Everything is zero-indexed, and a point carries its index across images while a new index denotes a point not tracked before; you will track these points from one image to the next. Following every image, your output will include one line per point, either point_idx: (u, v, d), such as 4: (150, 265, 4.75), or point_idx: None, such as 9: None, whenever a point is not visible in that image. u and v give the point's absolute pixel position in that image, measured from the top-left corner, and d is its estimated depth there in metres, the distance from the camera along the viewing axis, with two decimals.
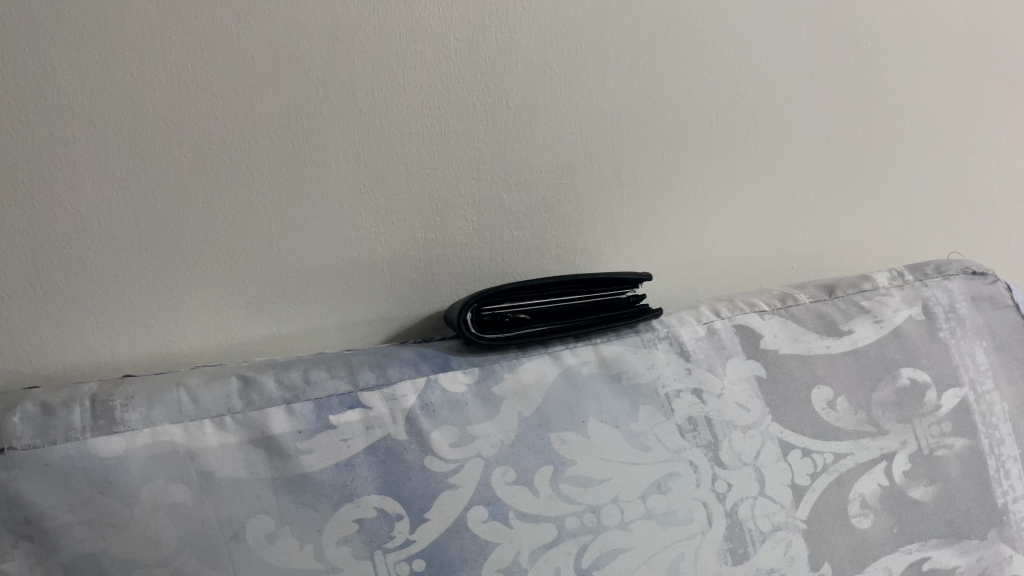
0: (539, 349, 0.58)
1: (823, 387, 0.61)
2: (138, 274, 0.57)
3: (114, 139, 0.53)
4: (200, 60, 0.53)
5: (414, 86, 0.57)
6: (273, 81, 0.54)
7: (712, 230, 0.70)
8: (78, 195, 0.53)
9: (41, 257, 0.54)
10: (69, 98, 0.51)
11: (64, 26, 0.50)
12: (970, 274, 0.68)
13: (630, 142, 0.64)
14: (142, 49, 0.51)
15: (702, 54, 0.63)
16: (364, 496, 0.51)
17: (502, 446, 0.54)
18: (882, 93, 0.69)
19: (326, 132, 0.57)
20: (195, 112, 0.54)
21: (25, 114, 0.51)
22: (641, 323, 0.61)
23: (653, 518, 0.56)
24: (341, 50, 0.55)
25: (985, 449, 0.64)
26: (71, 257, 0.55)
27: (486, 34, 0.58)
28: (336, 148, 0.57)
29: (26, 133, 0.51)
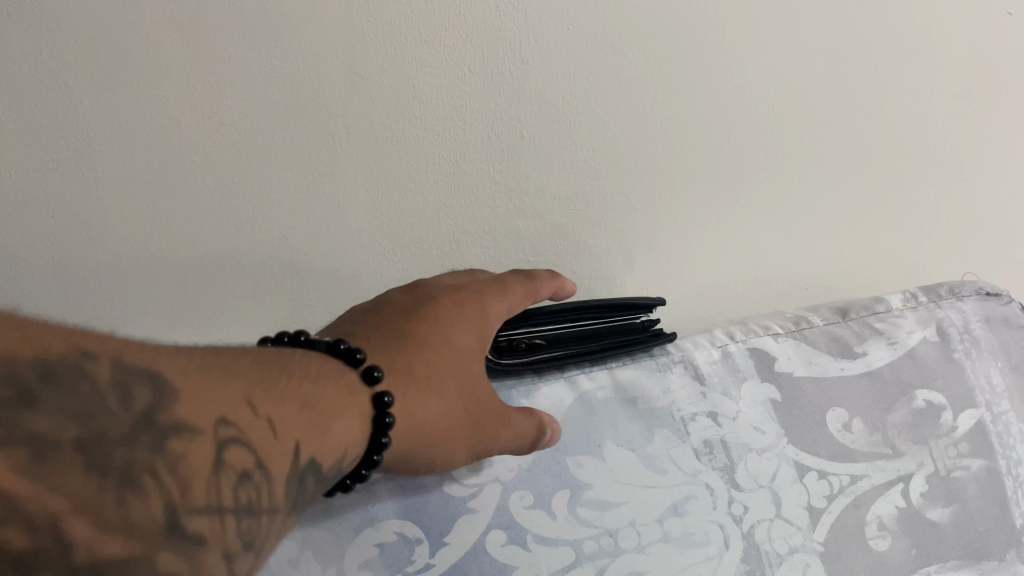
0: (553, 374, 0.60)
1: (837, 409, 0.62)
2: (164, 301, 0.61)
3: (139, 178, 0.56)
4: (221, 98, 0.55)
5: (431, 116, 0.59)
6: (292, 117, 0.56)
7: (726, 254, 0.71)
8: (111, 228, 0.57)
9: (75, 286, 0.59)
10: (101, 137, 0.54)
11: (87, 72, 0.52)
12: (984, 295, 0.67)
13: (638, 172, 0.65)
14: (167, 89, 0.54)
15: (713, 80, 0.63)
16: (385, 520, 0.53)
17: (520, 470, 0.56)
18: (894, 114, 0.68)
19: (343, 165, 0.59)
20: (219, 148, 0.56)
21: (60, 152, 0.54)
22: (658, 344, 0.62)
23: (671, 541, 0.56)
24: (360, 84, 0.57)
25: (1002, 470, 0.63)
26: (101, 286, 0.59)
27: (500, 65, 0.59)
28: (354, 179, 0.59)
29: (61, 171, 0.55)
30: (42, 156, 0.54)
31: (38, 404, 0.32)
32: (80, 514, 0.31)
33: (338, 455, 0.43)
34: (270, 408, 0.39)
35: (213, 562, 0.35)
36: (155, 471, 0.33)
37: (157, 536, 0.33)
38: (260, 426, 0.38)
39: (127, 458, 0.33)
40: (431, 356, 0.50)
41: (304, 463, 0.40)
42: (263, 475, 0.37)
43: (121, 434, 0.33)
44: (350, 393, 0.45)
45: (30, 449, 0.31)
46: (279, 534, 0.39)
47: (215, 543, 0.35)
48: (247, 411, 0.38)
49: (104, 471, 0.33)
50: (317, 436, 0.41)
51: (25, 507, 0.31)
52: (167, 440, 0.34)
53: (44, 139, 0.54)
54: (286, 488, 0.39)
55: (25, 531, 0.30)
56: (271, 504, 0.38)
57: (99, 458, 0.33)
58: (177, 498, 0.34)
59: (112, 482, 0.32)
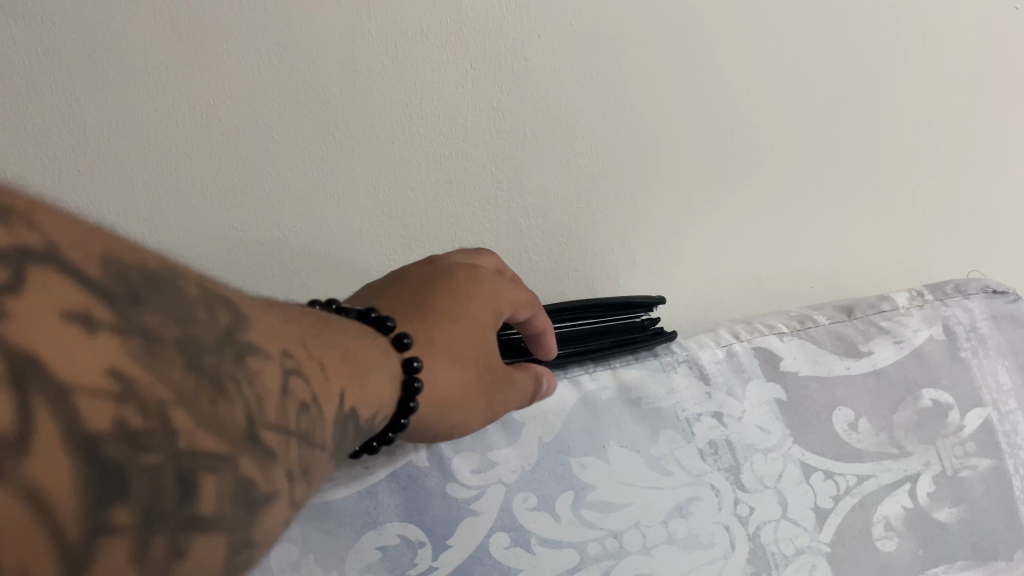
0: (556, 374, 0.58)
1: (844, 408, 0.61)
2: None
3: (136, 176, 0.56)
4: (218, 94, 0.55)
5: (431, 114, 0.58)
6: (292, 112, 0.56)
7: (728, 253, 0.70)
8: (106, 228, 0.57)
9: None
10: (97, 135, 0.55)
11: (83, 70, 0.53)
12: (991, 293, 0.65)
13: (639, 170, 0.65)
14: (163, 86, 0.54)
15: (714, 78, 0.63)
16: (386, 523, 0.53)
17: (523, 472, 0.55)
18: (897, 110, 0.67)
19: (343, 163, 0.58)
20: (216, 145, 0.56)
21: (58, 151, 0.55)
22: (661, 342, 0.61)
23: (676, 543, 0.56)
24: (359, 82, 0.56)
25: (1010, 469, 0.62)
26: None
27: (502, 61, 0.58)
28: (356, 177, 0.59)
29: (58, 170, 0.55)
30: (39, 154, 0.55)
31: (142, 295, 0.25)
32: (183, 406, 0.24)
33: (373, 409, 0.38)
34: (315, 348, 0.34)
35: (283, 483, 0.28)
36: (241, 381, 0.27)
37: (242, 443, 0.26)
38: (314, 364, 0.33)
39: (218, 362, 0.26)
40: (456, 323, 0.47)
41: (347, 411, 0.35)
42: (317, 412, 0.31)
43: (212, 340, 0.27)
44: (385, 353, 0.41)
45: (137, 335, 0.24)
46: (320, 478, 0.33)
47: (284, 464, 0.28)
48: (305, 348, 0.33)
49: (199, 371, 0.26)
50: (357, 388, 0.36)
51: (138, 391, 0.23)
52: (246, 353, 0.28)
53: (44, 138, 0.55)
54: (332, 430, 0.33)
55: (138, 416, 0.23)
56: (321, 440, 0.32)
57: (193, 356, 0.26)
58: (255, 409, 0.27)
59: (203, 382, 0.25)
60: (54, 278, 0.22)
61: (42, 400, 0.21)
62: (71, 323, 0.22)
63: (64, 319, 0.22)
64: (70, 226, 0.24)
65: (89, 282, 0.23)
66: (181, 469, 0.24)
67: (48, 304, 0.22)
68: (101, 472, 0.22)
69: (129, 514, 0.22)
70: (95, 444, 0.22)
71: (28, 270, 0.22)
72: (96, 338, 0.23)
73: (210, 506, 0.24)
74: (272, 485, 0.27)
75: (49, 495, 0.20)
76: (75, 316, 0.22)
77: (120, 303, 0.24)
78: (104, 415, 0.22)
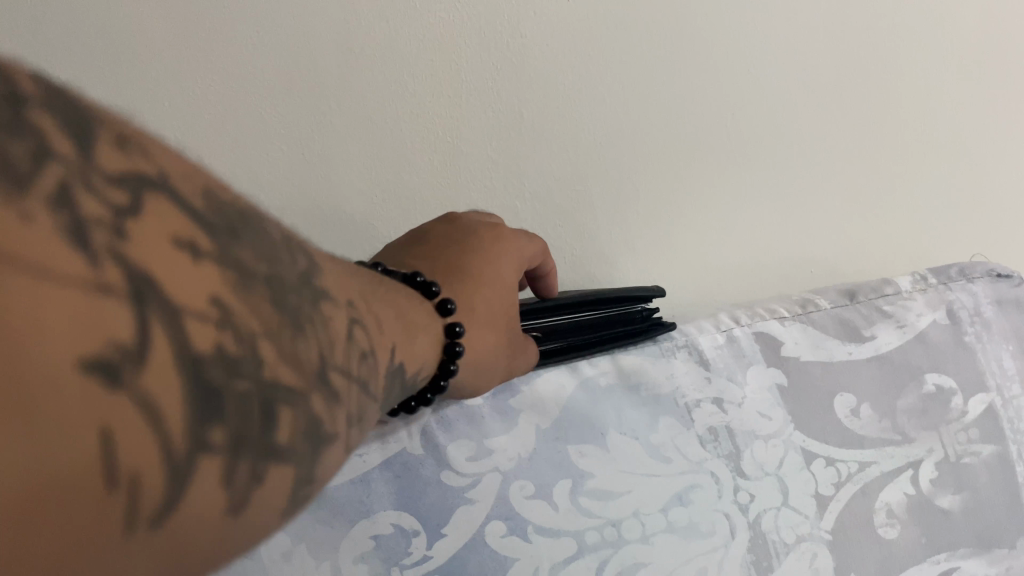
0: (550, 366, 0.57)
1: (846, 394, 0.60)
2: None
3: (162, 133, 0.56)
4: (208, 72, 0.56)
5: (424, 94, 0.58)
6: (283, 91, 0.56)
7: (728, 239, 0.68)
8: None
9: None
10: None
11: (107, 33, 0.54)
12: (996, 277, 0.64)
13: (636, 154, 0.63)
14: (152, 63, 0.55)
15: (714, 58, 0.61)
16: (380, 512, 0.52)
17: (520, 459, 0.54)
18: (902, 90, 0.65)
19: (362, 125, 0.58)
20: (207, 123, 0.57)
21: None
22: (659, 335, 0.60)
23: (675, 532, 0.55)
24: (352, 58, 0.56)
25: (1013, 456, 0.61)
26: None
27: (498, 38, 0.58)
28: (378, 142, 0.58)
29: None
30: None
31: (237, 231, 0.25)
32: (270, 338, 0.24)
33: (415, 369, 0.39)
34: (372, 304, 0.34)
35: (342, 425, 0.28)
36: (315, 323, 0.27)
37: (315, 380, 0.26)
38: (372, 317, 0.33)
39: (297, 303, 0.26)
40: (496, 292, 0.48)
41: (395, 365, 0.35)
42: (372, 364, 0.32)
43: (292, 280, 0.27)
44: (431, 319, 0.42)
45: (234, 269, 0.24)
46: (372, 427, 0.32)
47: (346, 406, 0.28)
48: (364, 302, 0.33)
49: (282, 308, 0.26)
50: (406, 344, 0.37)
51: (235, 321, 0.23)
52: (318, 298, 0.28)
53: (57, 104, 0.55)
54: (383, 384, 0.33)
55: (235, 344, 0.23)
56: (373, 392, 0.32)
57: (277, 294, 0.26)
58: (326, 352, 0.27)
59: (287, 320, 0.25)
60: (166, 210, 0.23)
61: (158, 317, 0.21)
62: (181, 251, 0.22)
63: (175, 247, 0.22)
64: (176, 159, 0.25)
65: (195, 216, 0.23)
66: (265, 396, 0.23)
67: (162, 229, 0.22)
68: (203, 390, 0.21)
69: (224, 434, 0.22)
70: (200, 364, 0.22)
71: (145, 199, 0.22)
72: (200, 266, 0.23)
73: (287, 436, 0.24)
74: (336, 427, 0.27)
75: (161, 409, 0.20)
76: (184, 245, 0.23)
77: (220, 237, 0.24)
78: (208, 337, 0.22)
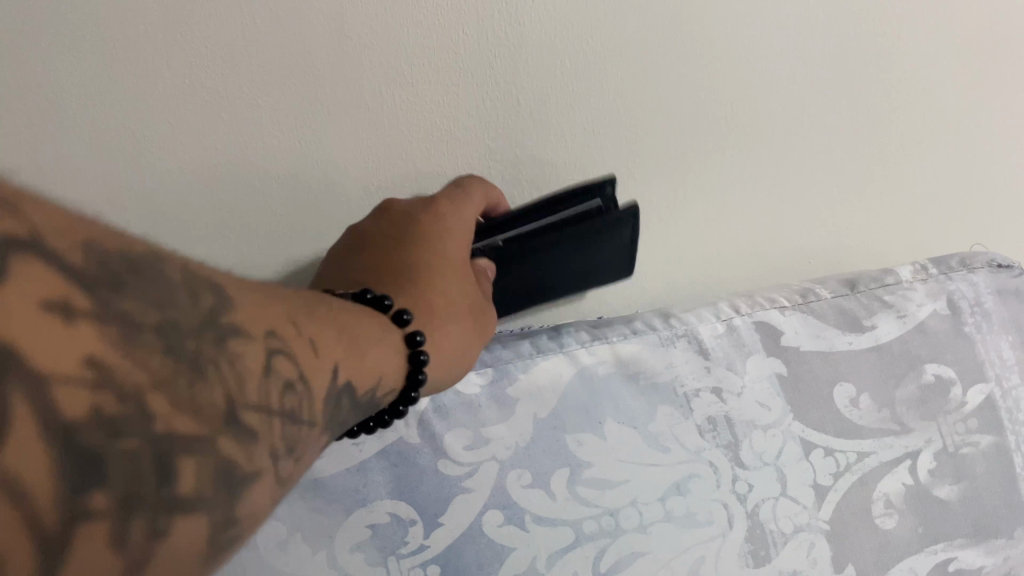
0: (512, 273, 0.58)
1: (845, 384, 0.60)
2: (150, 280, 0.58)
3: (114, 202, 0.54)
4: (203, 60, 0.50)
5: (422, 82, 0.53)
6: (281, 79, 0.51)
7: (727, 224, 0.66)
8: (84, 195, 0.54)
9: None
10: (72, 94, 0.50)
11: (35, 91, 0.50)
12: (996, 267, 0.63)
13: (640, 145, 0.60)
14: (140, 48, 0.49)
15: (718, 51, 0.57)
16: (377, 501, 0.52)
17: (517, 448, 0.54)
18: (910, 84, 0.62)
19: (332, 144, 0.54)
20: (202, 113, 0.52)
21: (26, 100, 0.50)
22: (624, 230, 0.58)
23: (673, 521, 0.55)
24: (348, 46, 0.51)
25: (1012, 446, 0.61)
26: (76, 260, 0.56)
27: (494, 24, 0.52)
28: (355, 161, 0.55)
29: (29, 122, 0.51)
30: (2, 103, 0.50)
31: (123, 281, 0.24)
32: (158, 390, 0.24)
33: (374, 384, 0.37)
34: (308, 324, 0.32)
35: (266, 461, 0.27)
36: (221, 364, 0.26)
37: (221, 425, 0.25)
38: (304, 340, 0.31)
39: (198, 346, 0.25)
40: (454, 280, 0.48)
41: (342, 384, 0.33)
42: (305, 390, 0.30)
43: (192, 324, 0.25)
44: (385, 329, 0.40)
45: (116, 324, 0.23)
46: (314, 455, 0.31)
47: (267, 442, 0.27)
48: (294, 325, 0.31)
49: (178, 355, 0.25)
50: (356, 360, 0.35)
51: (116, 379, 0.23)
52: (226, 337, 0.27)
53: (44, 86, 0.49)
54: (326, 406, 0.32)
55: (114, 403, 0.22)
56: (311, 416, 0.30)
57: (171, 341, 0.25)
58: (235, 394, 0.26)
59: (183, 366, 0.25)
60: (39, 271, 0.22)
61: (18, 392, 0.20)
62: (53, 316, 0.22)
63: (44, 312, 0.21)
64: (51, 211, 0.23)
65: (72, 273, 0.22)
66: (156, 452, 0.23)
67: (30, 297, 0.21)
68: (74, 460, 0.21)
69: (106, 498, 0.22)
70: (69, 434, 0.21)
71: (12, 261, 0.21)
72: (75, 329, 0.22)
73: (188, 489, 0.24)
74: (256, 465, 0.26)
75: (29, 491, 0.20)
76: (56, 308, 0.22)
77: (101, 293, 0.23)
78: (78, 403, 0.22)
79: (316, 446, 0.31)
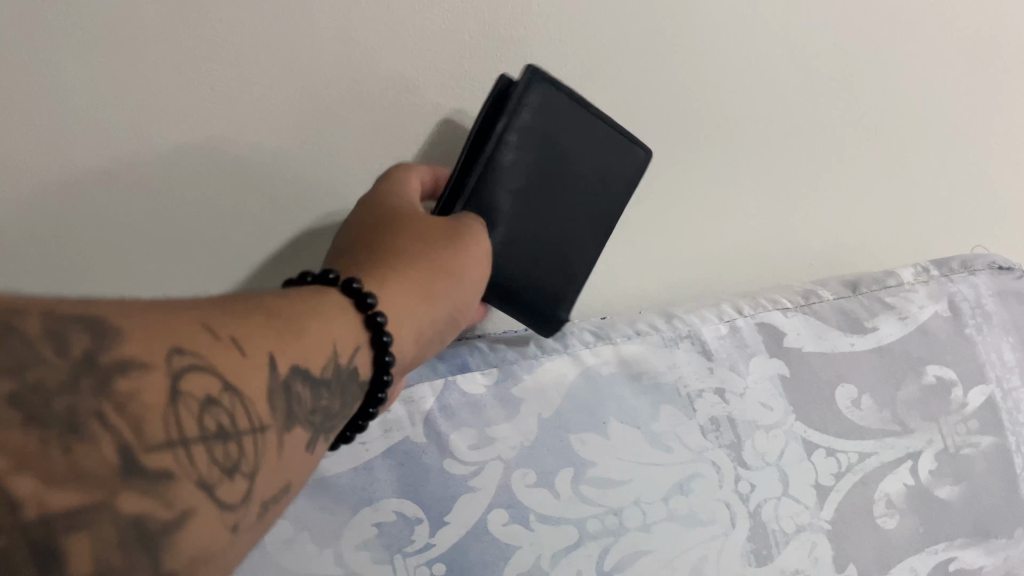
0: (520, 244, 0.51)
1: (847, 385, 0.60)
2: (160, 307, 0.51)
3: (79, 244, 0.47)
4: (215, 62, 0.44)
5: (431, 90, 0.49)
6: (289, 78, 0.46)
7: (732, 225, 0.65)
8: (72, 210, 0.46)
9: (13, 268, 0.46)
10: (70, 96, 0.43)
11: (2, 117, 0.42)
12: (995, 269, 0.64)
13: (649, 149, 0.59)
14: (141, 46, 0.43)
15: (724, 53, 0.57)
16: (382, 499, 0.52)
17: (522, 447, 0.55)
18: (910, 87, 0.62)
19: (337, 150, 0.49)
20: (210, 118, 0.45)
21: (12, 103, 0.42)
22: (562, 101, 0.49)
23: (676, 520, 0.56)
24: (355, 51, 0.46)
25: (1010, 447, 0.62)
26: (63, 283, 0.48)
27: (501, 34, 0.50)
28: (314, 182, 0.50)
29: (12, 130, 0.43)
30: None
31: None
32: (25, 471, 0.24)
33: (328, 360, 0.35)
34: (227, 325, 0.31)
35: (185, 499, 0.27)
36: (106, 414, 0.26)
37: (115, 483, 0.25)
38: (223, 347, 0.30)
39: (69, 403, 0.25)
40: (380, 258, 0.43)
41: (285, 376, 0.32)
42: (234, 398, 0.30)
43: (59, 382, 0.26)
44: (315, 310, 0.36)
45: None
46: (282, 459, 0.32)
47: (188, 478, 0.27)
48: (208, 332, 0.30)
49: (46, 421, 0.25)
50: (294, 345, 0.33)
51: None
52: (110, 376, 0.26)
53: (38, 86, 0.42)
54: (270, 409, 0.31)
55: None
56: (249, 426, 0.30)
57: (36, 408, 0.25)
58: (132, 439, 0.26)
59: (52, 431, 0.25)
60: None
61: None
62: None
63: None
64: None
65: None
66: (32, 539, 0.23)
67: None
68: None
69: None
70: None
71: None
72: None
73: (85, 567, 0.24)
74: (178, 505, 0.27)
75: None
76: None
77: None
78: None
79: (277, 451, 0.32)
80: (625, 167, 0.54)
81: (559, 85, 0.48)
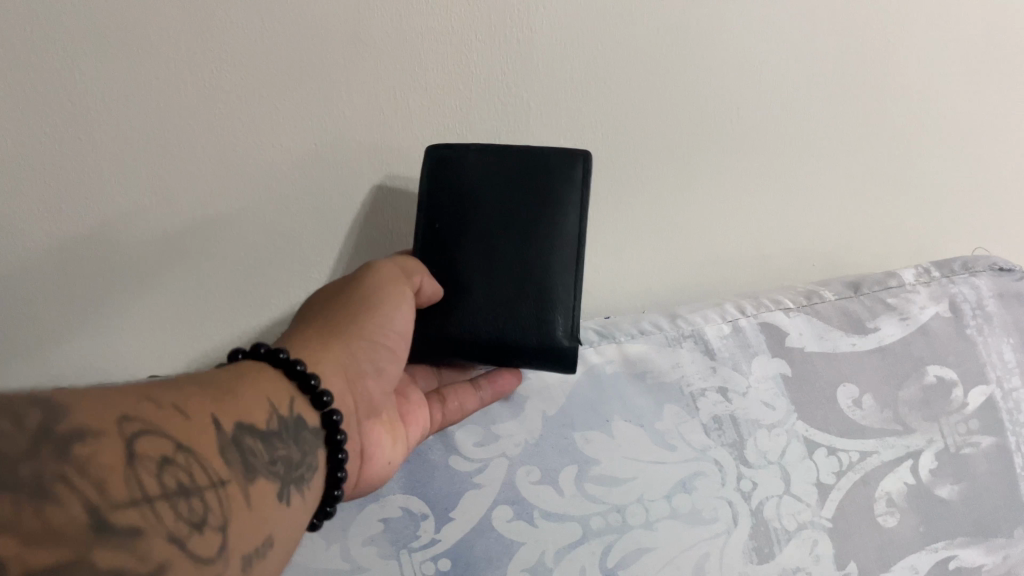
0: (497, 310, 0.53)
1: (849, 385, 0.61)
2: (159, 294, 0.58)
3: (103, 232, 0.54)
4: (225, 63, 0.50)
5: (439, 87, 0.53)
6: (297, 83, 0.51)
7: (736, 226, 0.66)
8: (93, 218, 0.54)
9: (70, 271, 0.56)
10: (106, 94, 0.50)
11: (46, 113, 0.50)
12: (998, 271, 0.65)
13: (650, 151, 0.60)
14: (163, 50, 0.49)
15: (725, 54, 0.57)
16: (389, 496, 0.54)
17: (526, 445, 0.56)
18: (911, 87, 0.63)
19: (338, 148, 0.54)
20: (222, 114, 0.52)
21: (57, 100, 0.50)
22: (470, 157, 0.52)
23: (678, 518, 0.56)
24: (365, 51, 0.51)
25: (1012, 447, 0.62)
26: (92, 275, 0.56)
27: (507, 33, 0.53)
28: (303, 195, 0.56)
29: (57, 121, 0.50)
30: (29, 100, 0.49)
31: None
32: (5, 534, 0.26)
33: (268, 416, 0.40)
34: (167, 395, 0.35)
35: (162, 550, 0.30)
36: (71, 478, 0.28)
37: (90, 540, 0.28)
38: (169, 413, 0.34)
39: (36, 470, 0.28)
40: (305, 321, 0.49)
41: (230, 434, 0.36)
42: (189, 458, 0.33)
43: (21, 449, 0.28)
44: (246, 375, 0.41)
45: None
46: (247, 507, 0.35)
47: (160, 532, 0.30)
48: (151, 401, 0.34)
49: (16, 488, 0.27)
50: (231, 407, 0.38)
51: None
52: (69, 443, 0.29)
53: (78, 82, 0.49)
54: (223, 461, 0.35)
55: None
56: (208, 480, 0.34)
57: (4, 476, 0.27)
58: (99, 499, 0.29)
59: (23, 499, 0.27)
60: None
61: None
62: None
63: None
64: None
65: None
66: None
67: None
68: None
69: None
70: None
71: None
72: None
73: None
74: (152, 558, 0.29)
75: None
76: None
77: None
78: None
79: (242, 503, 0.35)
80: (566, 182, 0.52)
81: (459, 145, 0.52)
